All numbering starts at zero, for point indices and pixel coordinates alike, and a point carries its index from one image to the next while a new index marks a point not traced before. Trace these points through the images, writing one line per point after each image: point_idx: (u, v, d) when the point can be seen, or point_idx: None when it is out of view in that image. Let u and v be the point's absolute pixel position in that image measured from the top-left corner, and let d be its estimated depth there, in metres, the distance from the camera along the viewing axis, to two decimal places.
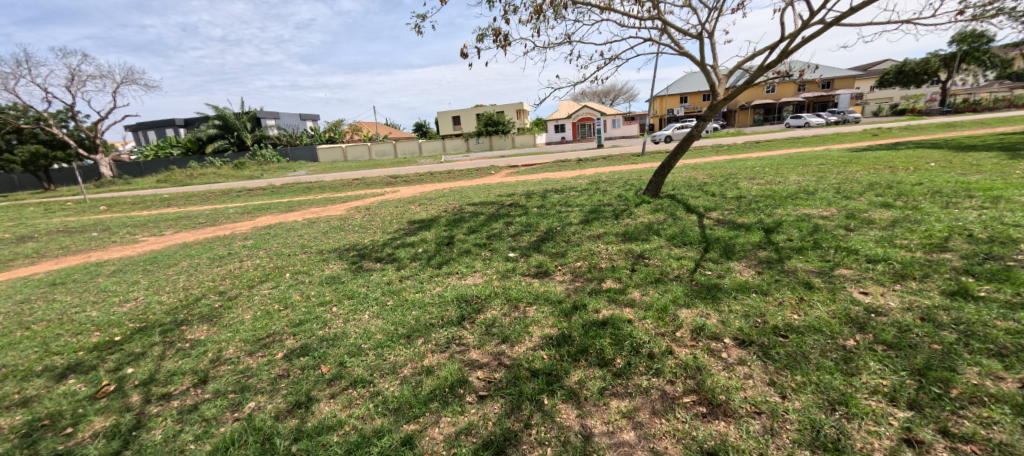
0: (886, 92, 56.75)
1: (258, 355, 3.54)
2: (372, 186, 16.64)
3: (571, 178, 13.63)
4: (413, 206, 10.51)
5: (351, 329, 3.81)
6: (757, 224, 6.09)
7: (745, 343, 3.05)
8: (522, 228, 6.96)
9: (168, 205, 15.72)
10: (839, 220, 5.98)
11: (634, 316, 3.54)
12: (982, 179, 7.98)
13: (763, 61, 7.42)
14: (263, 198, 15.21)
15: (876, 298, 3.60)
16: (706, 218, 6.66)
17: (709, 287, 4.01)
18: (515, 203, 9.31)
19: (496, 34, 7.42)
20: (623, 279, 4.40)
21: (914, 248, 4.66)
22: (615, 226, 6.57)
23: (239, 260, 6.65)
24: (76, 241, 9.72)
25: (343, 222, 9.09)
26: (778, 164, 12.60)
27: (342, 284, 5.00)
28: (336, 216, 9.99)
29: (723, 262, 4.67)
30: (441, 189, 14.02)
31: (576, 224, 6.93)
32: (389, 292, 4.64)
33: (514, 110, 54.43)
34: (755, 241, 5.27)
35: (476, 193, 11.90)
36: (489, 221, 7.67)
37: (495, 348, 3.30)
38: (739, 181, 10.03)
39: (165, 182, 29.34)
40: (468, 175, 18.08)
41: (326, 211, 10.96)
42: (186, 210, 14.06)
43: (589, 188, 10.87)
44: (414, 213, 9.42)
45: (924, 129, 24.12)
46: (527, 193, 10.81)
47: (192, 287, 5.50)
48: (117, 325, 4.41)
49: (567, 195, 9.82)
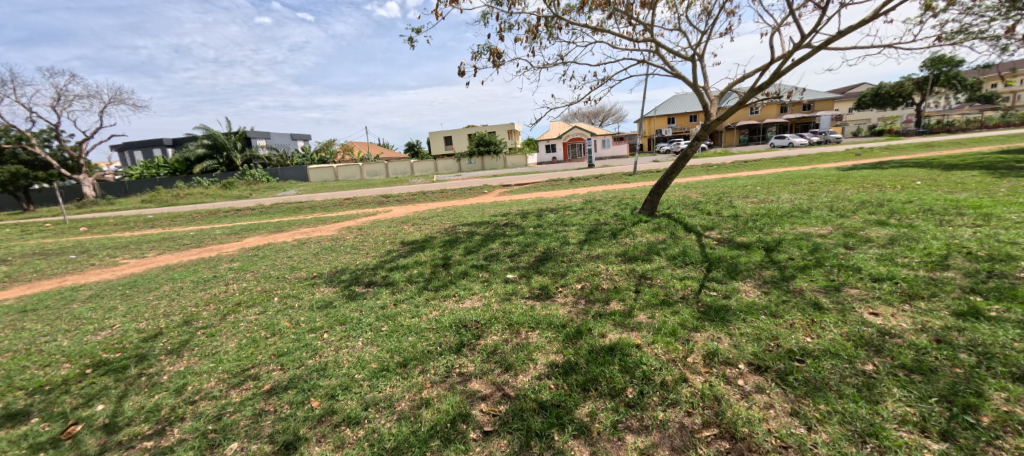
0: (864, 113, 59.00)
1: (242, 388, 3.31)
2: (363, 205, 16.49)
3: (565, 197, 13.63)
4: (407, 226, 10.39)
5: (343, 358, 3.61)
6: (756, 242, 6.06)
7: (760, 369, 2.90)
8: (519, 248, 6.84)
9: (151, 225, 15.36)
10: (838, 238, 5.98)
11: (642, 341, 3.40)
12: (969, 197, 8.10)
13: (754, 83, 7.44)
14: (251, 218, 14.94)
15: (887, 319, 3.52)
16: (705, 237, 6.62)
17: (717, 310, 3.90)
18: (510, 223, 9.21)
19: (490, 53, 7.48)
20: (627, 301, 4.27)
21: (916, 267, 4.63)
22: (613, 246, 6.51)
23: (224, 284, 6.35)
24: (51, 264, 9.33)
25: (334, 242, 8.89)
26: (768, 183, 12.73)
27: (334, 309, 4.77)
28: (326, 237, 9.77)
29: (728, 282, 4.57)
30: (434, 208, 13.89)
31: (574, 243, 6.85)
32: (384, 317, 4.44)
33: (505, 130, 55.10)
34: (757, 261, 5.21)
35: (470, 212, 11.78)
36: (486, 241, 7.53)
37: (499, 378, 3.11)
38: (733, 199, 10.09)
39: (150, 202, 28.94)
40: (461, 194, 18.02)
41: (317, 231, 10.74)
42: (170, 230, 13.73)
43: (585, 206, 10.85)
44: (407, 234, 9.23)
45: (905, 149, 24.90)
46: (521, 212, 10.71)
47: (175, 312, 5.23)
48: (89, 356, 4.12)
49: (563, 214, 9.74)
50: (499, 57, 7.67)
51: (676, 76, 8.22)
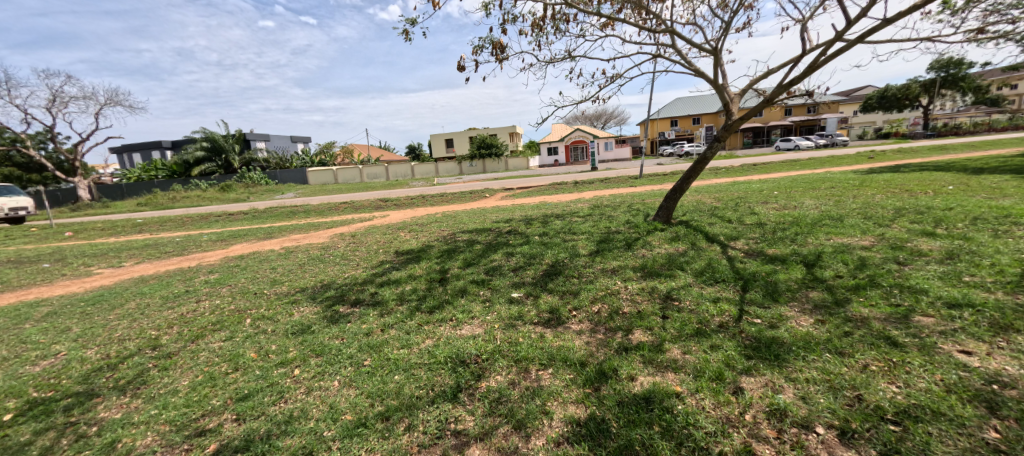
0: (871, 116, 58.30)
1: (183, 449, 2.65)
2: (360, 210, 15.86)
3: (570, 202, 12.94)
4: (403, 232, 9.75)
5: (313, 405, 2.95)
6: (792, 255, 5.38)
7: (846, 435, 2.25)
8: (525, 260, 6.17)
9: (139, 231, 14.74)
10: (885, 251, 5.30)
11: (683, 388, 2.73)
12: (1015, 204, 7.42)
13: (783, 79, 6.75)
14: (242, 223, 14.32)
15: (985, 360, 2.84)
16: (731, 248, 5.94)
17: (768, 344, 3.22)
18: (514, 230, 8.55)
19: (493, 46, 6.85)
20: (655, 330, 3.59)
21: (992, 289, 3.94)
22: (630, 258, 5.84)
23: (196, 301, 5.67)
24: (22, 274, 8.71)
25: (324, 251, 8.24)
26: (786, 187, 12.05)
27: (311, 335, 4.10)
28: (317, 245, 9.12)
29: (772, 306, 3.89)
30: (433, 213, 13.24)
31: (585, 255, 6.17)
32: (368, 347, 3.76)
33: (507, 133, 54.61)
34: (799, 279, 4.53)
35: (471, 218, 11.12)
36: (488, 252, 6.86)
37: (507, 441, 2.45)
38: (752, 205, 9.42)
39: (145, 205, 28.43)
40: (461, 198, 17.37)
41: (307, 238, 10.10)
42: (157, 236, 13.11)
43: (593, 212, 10.18)
44: (403, 242, 8.58)
45: (918, 152, 24.18)
46: (526, 219, 10.03)
47: (133, 337, 4.55)
48: (14, 396, 3.46)
49: (570, 220, 9.07)
50: (502, 51, 7.04)
51: (695, 72, 7.56)
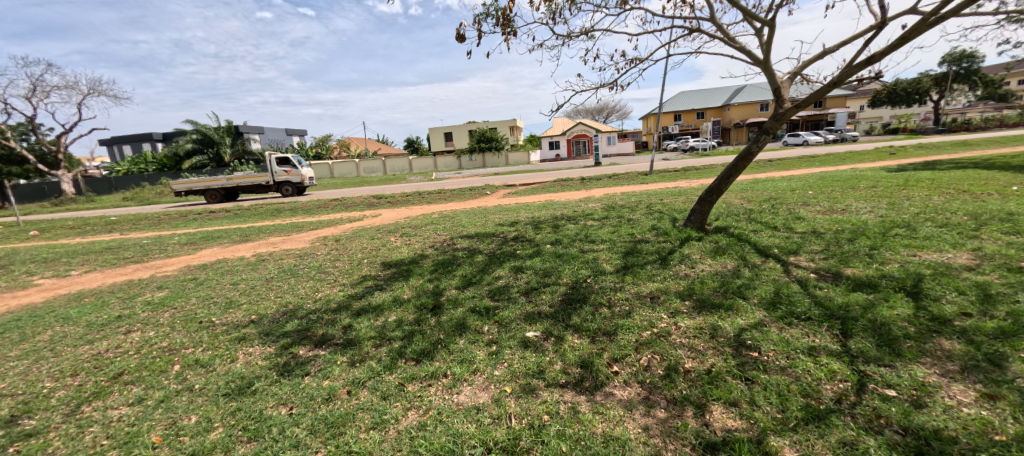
0: (879, 111, 57.06)
1: None
2: (351, 208, 14.71)
3: (580, 202, 11.75)
4: (394, 237, 8.60)
5: None
6: (880, 278, 4.24)
7: None
8: (538, 279, 5.03)
9: (109, 230, 13.55)
10: (998, 273, 4.17)
11: None
12: None
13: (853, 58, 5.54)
14: (221, 222, 13.16)
15: None
16: (793, 267, 4.80)
17: (936, 448, 2.08)
18: (521, 236, 7.40)
19: (499, 16, 5.69)
20: (745, 409, 2.45)
21: None
22: (670, 279, 4.70)
23: (125, 332, 4.50)
24: None
25: (301, 261, 7.09)
26: (819, 187, 10.91)
27: (251, 400, 2.95)
28: (294, 251, 7.96)
29: (901, 367, 2.75)
30: (430, 212, 12.07)
31: (612, 272, 5.04)
32: (326, 427, 2.61)
33: (507, 126, 53.29)
34: (914, 317, 3.39)
35: (470, 220, 9.96)
36: (492, 265, 5.72)
37: None
38: (792, 207, 8.28)
39: (130, 200, 27.26)
40: (460, 195, 16.20)
41: (286, 243, 8.94)
42: (125, 236, 11.93)
43: (609, 214, 9.02)
44: (392, 249, 7.43)
45: (940, 148, 23.00)
46: (533, 222, 8.85)
47: (17, 392, 3.38)
48: None
49: (585, 225, 7.92)
50: (509, 23, 5.83)
51: (740, 49, 6.29)
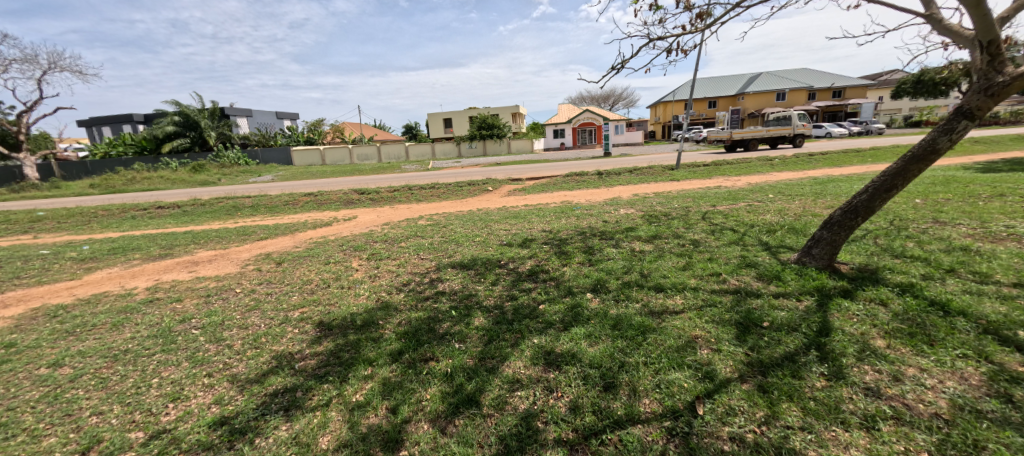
0: (901, 103, 54.11)
1: None
2: (325, 206, 12.22)
3: (607, 206, 9.21)
4: (359, 259, 6.14)
5: None
6: None
7: None
8: (595, 394, 2.57)
9: (27, 229, 11.05)
10: None
11: None
12: None
13: None
14: (160, 223, 10.64)
15: None
16: None
17: None
18: (541, 269, 4.92)
19: None
20: None
21: None
22: (879, 421, 2.23)
23: None
24: None
25: (203, 305, 4.59)
26: (920, 194, 8.36)
27: None
28: (209, 283, 5.46)
29: None
30: (417, 216, 9.58)
31: (739, 385, 2.57)
32: None
33: (509, 113, 50.11)
34: None
35: (467, 231, 7.46)
36: (501, 342, 3.25)
37: None
38: (927, 228, 5.77)
39: (95, 187, 24.72)
40: (457, 191, 13.71)
41: (213, 263, 6.44)
42: (31, 241, 9.40)
43: (658, 231, 6.52)
44: (348, 286, 4.96)
45: (998, 143, 20.33)
46: (554, 240, 6.34)
47: None
48: None
49: (632, 251, 5.43)
50: None
51: None
